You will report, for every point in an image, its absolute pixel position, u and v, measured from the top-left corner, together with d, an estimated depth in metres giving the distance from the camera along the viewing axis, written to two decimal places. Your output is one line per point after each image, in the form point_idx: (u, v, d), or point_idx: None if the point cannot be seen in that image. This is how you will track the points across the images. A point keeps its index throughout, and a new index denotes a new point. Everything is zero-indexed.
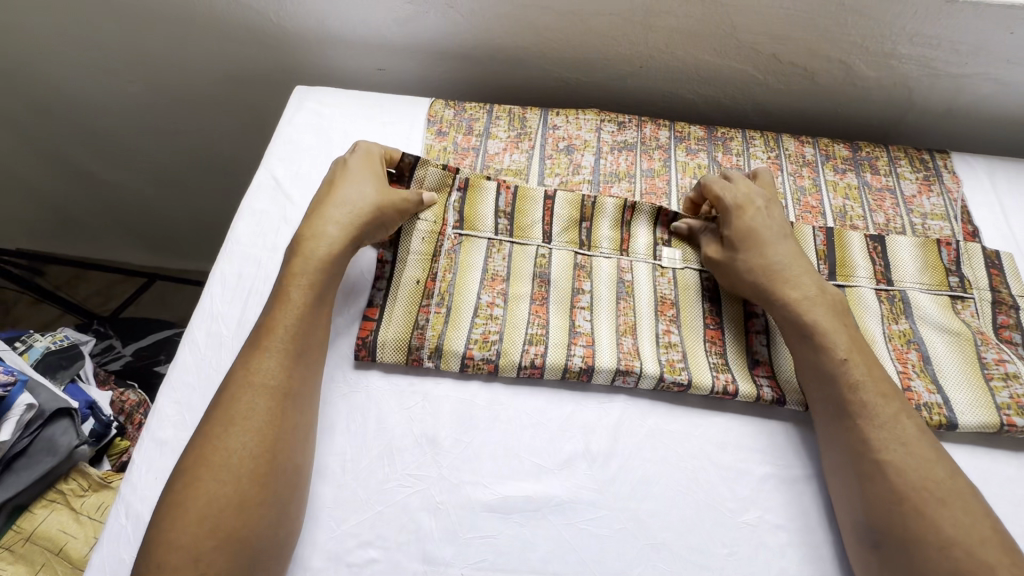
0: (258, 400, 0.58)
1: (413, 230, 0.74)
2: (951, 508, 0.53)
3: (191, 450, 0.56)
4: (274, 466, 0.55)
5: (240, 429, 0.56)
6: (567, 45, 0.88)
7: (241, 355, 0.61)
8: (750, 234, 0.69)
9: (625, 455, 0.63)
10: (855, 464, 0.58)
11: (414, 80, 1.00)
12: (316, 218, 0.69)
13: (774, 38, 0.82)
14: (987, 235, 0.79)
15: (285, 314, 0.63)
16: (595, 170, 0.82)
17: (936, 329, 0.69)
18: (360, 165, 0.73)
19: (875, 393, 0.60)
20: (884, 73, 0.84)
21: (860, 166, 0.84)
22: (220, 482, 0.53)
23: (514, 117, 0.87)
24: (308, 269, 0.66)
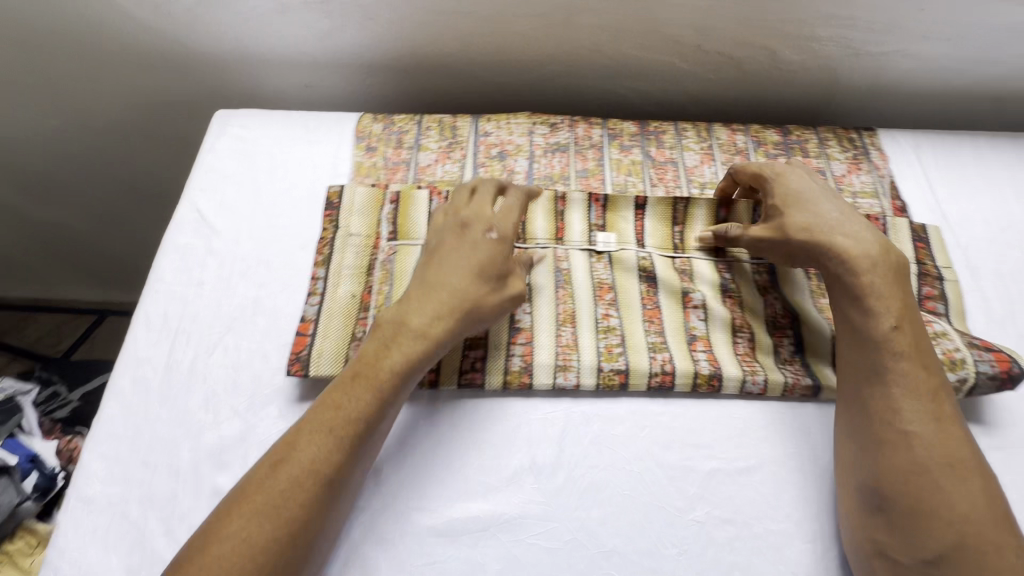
0: (314, 485, 0.53)
1: (346, 245, 0.74)
2: (970, 484, 0.55)
3: (227, 513, 0.52)
4: (308, 557, 0.53)
5: (285, 512, 0.52)
6: (493, 49, 0.86)
7: (305, 427, 0.56)
8: (798, 198, 0.69)
9: (571, 465, 0.62)
10: (882, 429, 0.58)
11: (343, 95, 0.97)
12: (419, 298, 0.62)
13: (696, 30, 0.82)
14: (916, 209, 0.80)
15: (359, 396, 0.57)
16: (529, 175, 0.81)
17: None
18: (488, 248, 0.65)
19: (922, 369, 0.59)
20: (807, 56, 0.85)
21: (791, 150, 0.85)
22: (253, 566, 0.49)
23: (445, 126, 0.85)
24: (399, 364, 0.59)
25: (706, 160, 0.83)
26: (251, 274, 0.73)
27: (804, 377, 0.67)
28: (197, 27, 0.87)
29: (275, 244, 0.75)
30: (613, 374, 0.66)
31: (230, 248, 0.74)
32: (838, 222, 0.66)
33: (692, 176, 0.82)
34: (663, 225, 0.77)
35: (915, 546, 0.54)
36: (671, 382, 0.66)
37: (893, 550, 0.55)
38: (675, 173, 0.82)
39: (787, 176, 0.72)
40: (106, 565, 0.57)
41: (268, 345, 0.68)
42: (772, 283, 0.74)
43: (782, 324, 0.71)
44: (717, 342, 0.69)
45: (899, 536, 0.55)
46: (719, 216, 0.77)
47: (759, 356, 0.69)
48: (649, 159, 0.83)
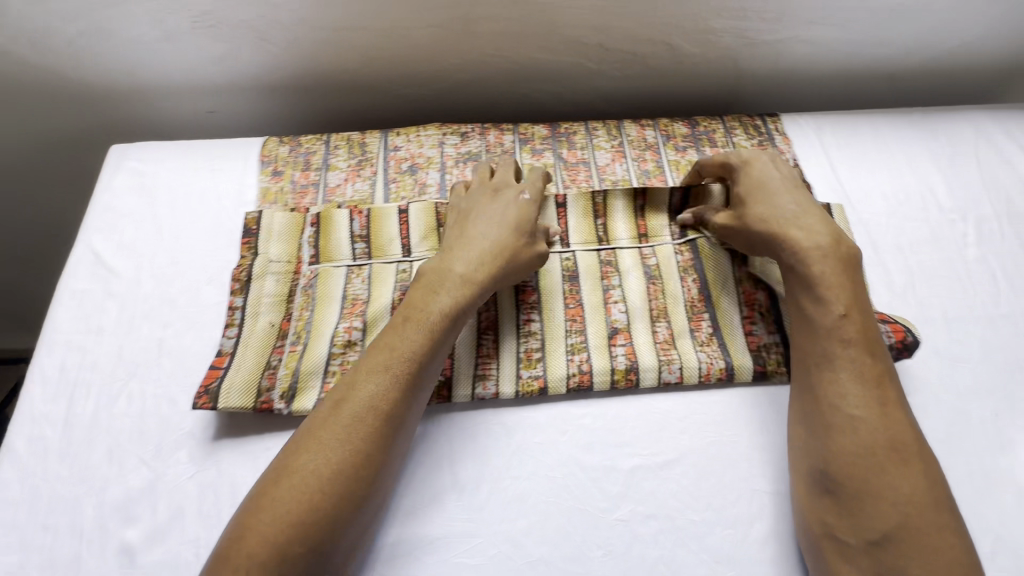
0: (374, 420, 0.57)
1: (265, 273, 0.73)
2: (913, 466, 0.55)
3: (295, 449, 0.56)
4: (372, 490, 0.56)
5: (348, 445, 0.56)
6: (397, 61, 0.85)
7: (361, 369, 0.60)
8: (761, 188, 0.71)
9: (494, 477, 0.62)
10: (827, 416, 0.58)
11: (253, 118, 0.95)
12: (462, 249, 0.68)
13: (595, 30, 0.82)
14: (820, 190, 0.83)
15: (412, 336, 0.61)
16: (441, 187, 0.80)
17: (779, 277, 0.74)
18: (519, 207, 0.72)
19: (870, 353, 0.60)
20: (706, 48, 0.87)
21: (699, 141, 0.86)
22: (321, 495, 0.53)
23: (354, 143, 0.84)
24: (445, 308, 0.63)
25: (617, 158, 0.84)
26: (154, 314, 0.70)
27: (718, 360, 0.68)
28: (82, 59, 0.83)
29: (179, 281, 0.72)
30: (531, 381, 0.66)
31: (131, 290, 0.71)
32: (799, 211, 0.68)
33: (605, 174, 0.83)
34: (585, 218, 0.77)
35: (861, 527, 0.54)
36: (589, 382, 0.66)
37: (840, 530, 0.55)
38: (587, 173, 0.83)
39: (755, 165, 0.73)
40: None
41: (175, 387, 0.66)
42: (694, 262, 0.75)
43: (699, 308, 0.72)
44: (637, 333, 0.70)
45: (845, 517, 0.55)
46: (637, 204, 0.78)
47: (677, 342, 0.69)
48: (561, 161, 0.83)
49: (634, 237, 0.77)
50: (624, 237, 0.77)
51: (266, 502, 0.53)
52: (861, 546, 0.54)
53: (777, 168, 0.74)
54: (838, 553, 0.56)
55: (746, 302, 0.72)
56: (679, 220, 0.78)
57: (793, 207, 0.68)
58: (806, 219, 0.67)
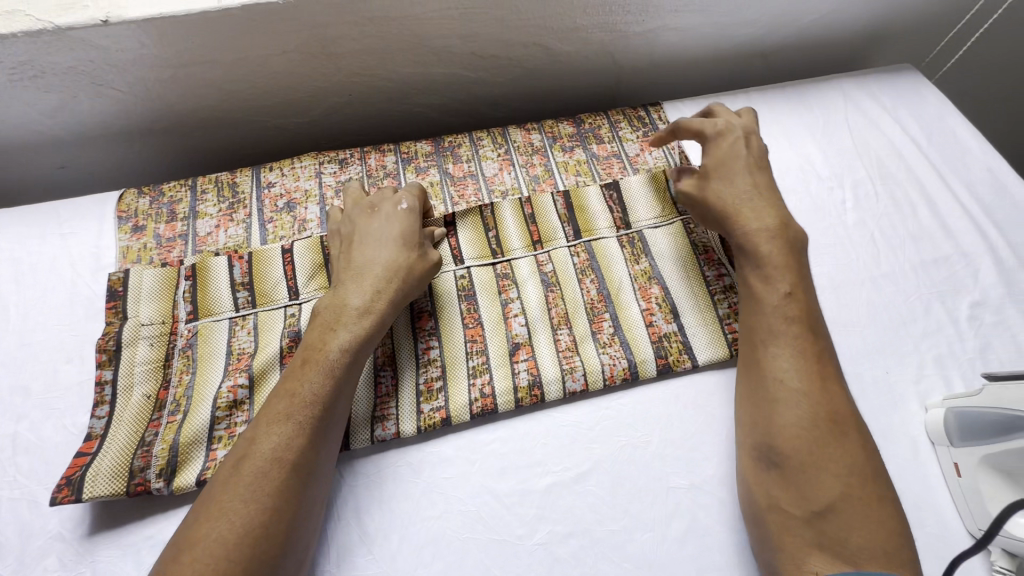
0: (280, 473, 0.52)
1: (138, 338, 0.66)
2: (850, 439, 0.55)
3: (196, 519, 0.50)
4: (286, 549, 0.51)
5: (254, 503, 0.51)
6: (260, 93, 0.80)
7: (266, 421, 0.55)
8: (724, 161, 0.70)
9: (404, 522, 0.59)
10: (772, 391, 0.58)
11: (113, 167, 0.88)
12: (354, 278, 0.63)
13: (464, 38, 0.80)
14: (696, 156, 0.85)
15: (313, 377, 0.57)
16: (323, 221, 0.76)
17: (671, 261, 0.75)
18: (402, 219, 0.67)
19: (813, 329, 0.60)
20: (580, 45, 0.86)
21: (586, 139, 0.86)
22: (231, 564, 0.48)
23: (223, 185, 0.78)
24: (348, 341, 0.59)
25: (505, 167, 0.82)
26: (4, 407, 0.63)
27: (621, 360, 0.67)
28: None
29: (32, 365, 0.65)
30: (433, 414, 0.63)
31: None
32: (758, 193, 0.68)
33: (494, 184, 0.81)
34: (476, 235, 0.75)
35: (806, 498, 0.53)
36: (492, 405, 0.64)
37: (787, 503, 0.54)
38: (476, 186, 0.80)
39: (726, 138, 0.71)
40: None
41: (36, 486, 0.59)
42: (591, 262, 0.75)
43: (600, 309, 0.72)
44: (539, 345, 0.68)
45: (791, 490, 0.54)
46: (527, 214, 0.77)
47: (580, 348, 0.68)
48: (448, 177, 0.81)
49: (529, 245, 0.75)
50: (519, 246, 0.75)
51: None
52: (803, 518, 0.53)
53: (746, 143, 0.71)
54: (782, 528, 0.54)
55: (642, 297, 0.73)
56: (572, 221, 0.78)
57: (751, 185, 0.68)
58: (764, 198, 0.67)
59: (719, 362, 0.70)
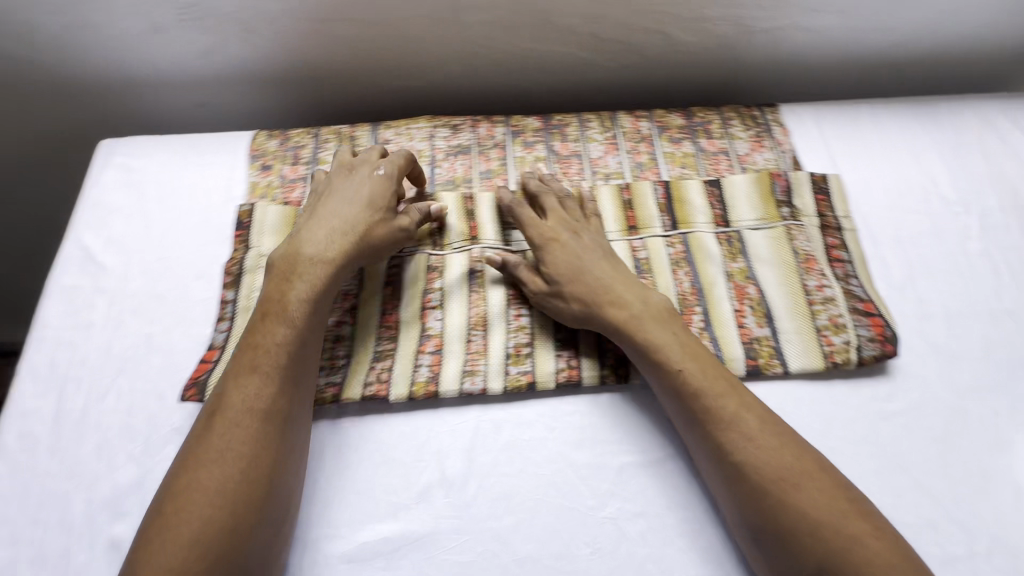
0: (254, 422, 0.56)
1: (258, 266, 0.72)
2: (804, 490, 0.54)
3: (178, 474, 0.54)
4: (271, 489, 0.54)
5: (235, 451, 0.54)
6: (387, 55, 0.83)
7: (235, 376, 0.58)
8: (572, 265, 0.68)
9: (481, 473, 0.62)
10: (717, 469, 0.58)
11: (243, 113, 0.94)
12: (318, 228, 0.66)
13: (589, 19, 0.80)
14: (808, 162, 0.83)
15: (277, 331, 0.60)
16: (431, 182, 0.79)
17: (769, 265, 0.74)
18: (376, 181, 0.71)
19: (711, 395, 0.60)
20: (703, 37, 0.85)
21: (695, 132, 0.84)
22: (212, 509, 0.52)
23: (343, 137, 0.83)
24: (310, 294, 0.62)
25: (611, 150, 0.83)
26: (143, 311, 0.70)
27: None
28: (71, 53, 0.83)
29: (167, 277, 0.72)
30: (520, 376, 0.65)
31: (119, 285, 0.71)
32: (608, 284, 0.67)
33: (598, 167, 0.81)
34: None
35: (795, 565, 0.53)
36: (578, 377, 0.66)
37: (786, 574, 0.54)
38: (579, 166, 0.81)
39: (557, 242, 0.70)
40: None
41: (164, 383, 0.66)
42: (686, 254, 0.74)
43: (691, 302, 0.71)
44: None
45: (781, 561, 0.54)
46: (624, 200, 0.78)
47: None
48: (553, 154, 0.82)
49: (624, 230, 0.76)
50: (614, 230, 0.76)
51: (164, 535, 0.51)
52: None
53: (578, 241, 0.71)
54: None
55: (736, 296, 0.72)
56: (671, 212, 0.77)
57: (611, 274, 0.68)
58: (620, 288, 0.67)
59: (812, 373, 0.68)
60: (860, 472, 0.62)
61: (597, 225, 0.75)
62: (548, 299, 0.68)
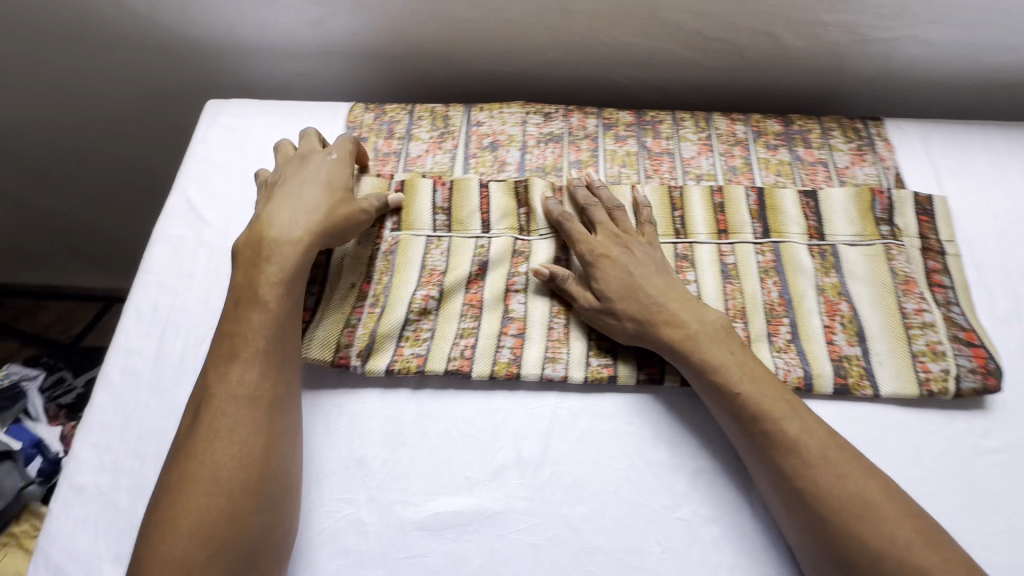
0: (246, 409, 0.57)
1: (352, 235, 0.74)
2: (869, 522, 0.52)
3: (174, 466, 0.55)
4: (270, 470, 0.56)
5: (230, 439, 0.55)
6: (487, 38, 0.84)
7: (218, 365, 0.59)
8: (625, 282, 0.66)
9: (556, 459, 0.62)
10: (780, 493, 0.57)
11: (337, 84, 0.96)
12: (283, 210, 0.67)
13: (697, 16, 0.79)
14: (912, 181, 0.79)
15: (255, 319, 0.61)
16: (521, 167, 0.79)
17: (864, 283, 0.71)
18: (331, 167, 0.72)
19: (771, 419, 0.58)
20: (812, 42, 0.82)
21: (793, 140, 0.82)
22: (212, 494, 0.53)
23: (437, 116, 0.84)
24: (284, 275, 0.63)
25: (704, 151, 0.81)
26: None
27: (796, 368, 0.66)
28: (188, 14, 0.86)
29: None
30: (600, 368, 0.66)
31: (219, 239, 0.74)
32: (661, 303, 0.65)
33: (689, 167, 0.80)
34: (660, 210, 0.76)
35: None
36: (658, 376, 0.66)
37: None
38: (671, 164, 0.80)
39: (607, 256, 0.68)
40: (97, 553, 0.58)
41: None
42: (776, 264, 0.72)
43: (779, 313, 0.70)
44: None
45: None
46: (716, 202, 0.76)
47: (754, 346, 0.68)
48: (644, 150, 0.81)
49: (714, 232, 0.75)
50: (703, 232, 0.75)
51: (169, 523, 0.52)
52: None
53: (626, 253, 0.69)
54: None
55: (827, 312, 0.69)
56: (763, 219, 0.75)
57: (665, 292, 0.66)
58: (676, 307, 0.65)
59: (903, 399, 0.65)
60: (950, 507, 0.60)
61: (649, 236, 0.72)
62: (601, 317, 0.66)
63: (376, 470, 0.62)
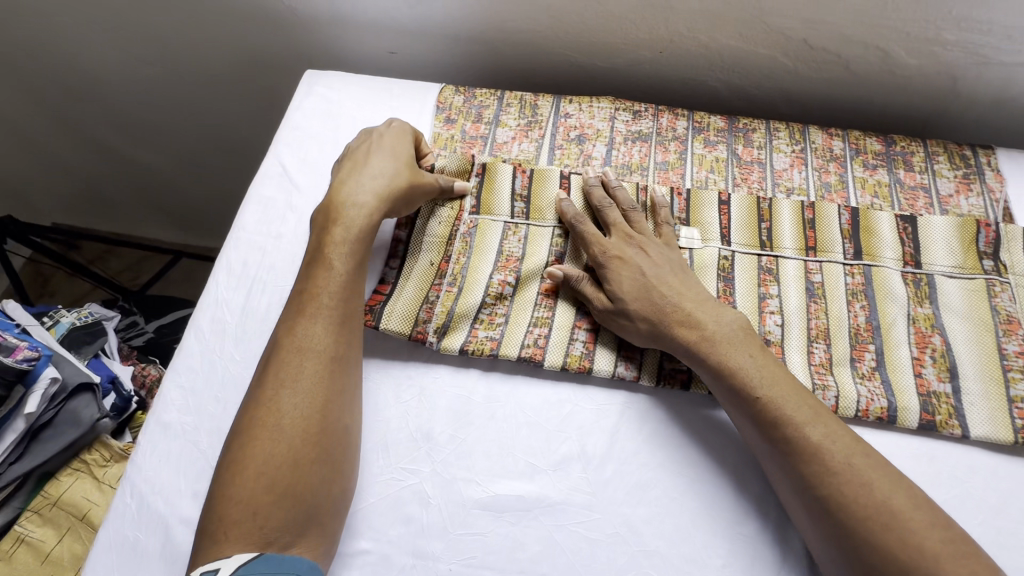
0: (312, 363, 0.59)
1: (432, 212, 0.74)
2: (895, 532, 0.51)
3: (245, 411, 0.58)
4: (332, 423, 0.58)
5: (297, 391, 0.58)
6: (585, 30, 0.83)
7: (289, 318, 0.62)
8: (639, 285, 0.65)
9: (621, 459, 0.62)
10: (803, 500, 0.56)
11: (426, 65, 0.97)
12: (354, 178, 0.69)
13: (807, 23, 0.76)
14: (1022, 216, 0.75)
15: (324, 279, 0.63)
16: (607, 162, 0.79)
17: (961, 318, 0.68)
18: (398, 139, 0.74)
19: (793, 424, 0.57)
20: (927, 60, 0.78)
21: (893, 162, 0.78)
22: (278, 440, 0.55)
23: (525, 104, 0.84)
24: (347, 238, 0.65)
25: (797, 164, 0.79)
26: None
27: (880, 398, 0.63)
28: None
29: None
30: (674, 373, 0.66)
31: (308, 205, 0.77)
32: (674, 303, 0.64)
33: (780, 179, 0.78)
34: (748, 219, 0.74)
35: None
36: None
37: None
38: (761, 174, 0.78)
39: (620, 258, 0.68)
40: (176, 488, 0.62)
41: None
42: (866, 287, 0.70)
43: (865, 338, 0.67)
44: (792, 349, 0.66)
45: None
46: (805, 218, 0.73)
47: (835, 370, 0.65)
48: (734, 157, 0.79)
49: (801, 249, 0.72)
50: (790, 247, 0.72)
51: (240, 463, 0.54)
52: None
53: (642, 256, 0.68)
54: None
55: (917, 344, 0.66)
56: (855, 240, 0.72)
57: (678, 291, 0.65)
58: (691, 306, 0.64)
59: (993, 443, 0.63)
60: None
61: (667, 238, 0.71)
62: (612, 318, 0.66)
63: (442, 444, 0.63)
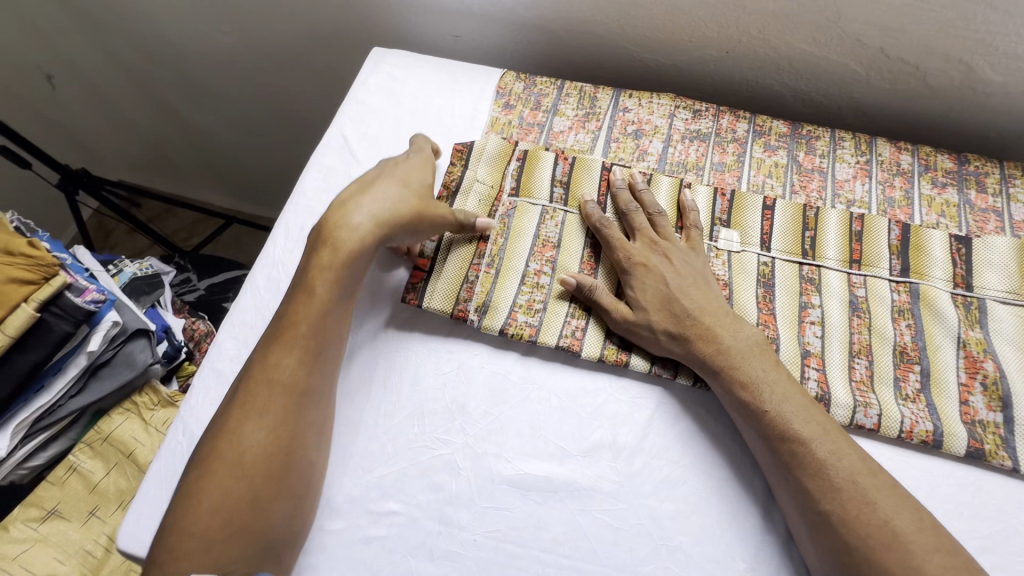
0: (281, 398, 0.58)
1: (471, 189, 0.75)
2: (894, 553, 0.51)
3: (208, 440, 0.57)
4: (294, 460, 0.58)
5: (263, 425, 0.57)
6: (653, 25, 0.83)
7: (264, 347, 0.61)
8: (666, 287, 0.65)
9: (651, 452, 0.62)
10: (805, 515, 0.55)
11: (489, 50, 0.99)
12: (357, 198, 0.66)
13: (886, 31, 0.74)
14: None
15: (305, 310, 0.62)
16: (662, 159, 0.79)
17: (1012, 345, 0.65)
18: (413, 167, 0.71)
19: (799, 440, 0.57)
20: (1013, 78, 0.75)
21: (964, 181, 0.75)
22: (239, 475, 0.55)
23: (585, 95, 0.84)
24: (335, 263, 0.63)
25: (860, 176, 0.76)
26: None
27: (925, 421, 0.61)
28: None
29: None
30: None
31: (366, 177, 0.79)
32: (696, 314, 0.63)
33: (841, 189, 0.76)
34: (792, 227, 0.72)
35: None
36: None
37: None
38: (821, 183, 0.76)
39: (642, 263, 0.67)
40: None
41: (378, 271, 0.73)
42: (913, 304, 0.68)
43: (911, 358, 0.65)
44: (832, 361, 0.65)
45: None
46: (853, 230, 0.71)
47: (877, 387, 0.64)
48: (794, 163, 0.77)
49: (845, 261, 0.70)
50: (834, 258, 0.70)
51: (196, 494, 0.54)
52: None
53: (665, 262, 0.67)
54: None
55: (966, 369, 0.64)
56: (903, 256, 0.69)
57: (699, 301, 0.64)
58: (711, 322, 0.63)
59: None
60: None
61: (693, 240, 0.70)
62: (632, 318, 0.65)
63: (477, 418, 0.64)
